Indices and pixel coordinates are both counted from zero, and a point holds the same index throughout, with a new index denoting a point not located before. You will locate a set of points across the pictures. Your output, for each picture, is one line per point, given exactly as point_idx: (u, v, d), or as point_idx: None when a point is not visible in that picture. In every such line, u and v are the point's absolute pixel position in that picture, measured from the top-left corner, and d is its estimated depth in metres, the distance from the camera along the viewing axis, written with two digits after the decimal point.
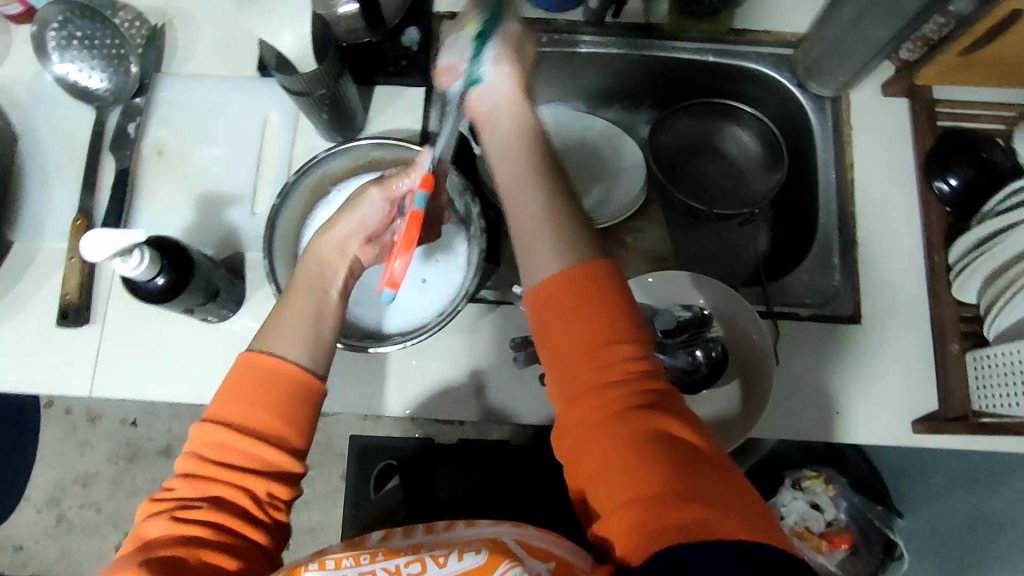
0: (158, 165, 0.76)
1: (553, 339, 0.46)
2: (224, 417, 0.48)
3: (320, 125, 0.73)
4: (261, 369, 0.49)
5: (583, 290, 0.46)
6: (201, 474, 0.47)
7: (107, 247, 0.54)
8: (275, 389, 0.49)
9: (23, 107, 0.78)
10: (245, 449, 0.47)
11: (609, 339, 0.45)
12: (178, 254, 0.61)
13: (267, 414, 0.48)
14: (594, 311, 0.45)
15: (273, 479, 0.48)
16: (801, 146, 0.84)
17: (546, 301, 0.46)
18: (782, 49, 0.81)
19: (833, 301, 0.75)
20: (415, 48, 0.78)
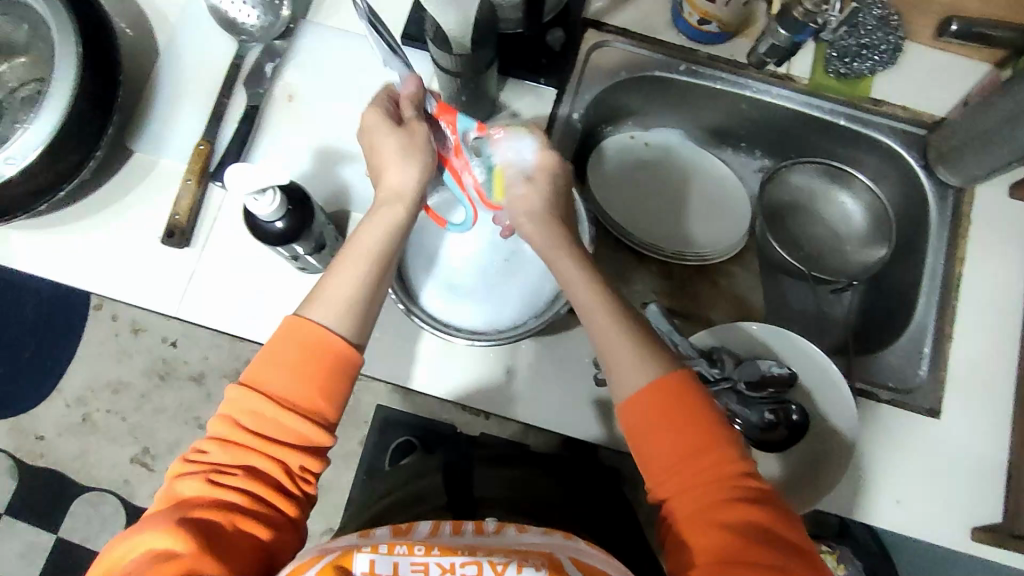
0: (285, 110, 0.78)
1: (657, 431, 0.51)
2: (264, 389, 0.51)
3: (453, 105, 0.74)
4: (299, 338, 0.53)
5: (675, 400, 0.51)
6: (239, 439, 0.51)
7: (250, 182, 0.55)
8: (314, 361, 0.52)
9: (170, 26, 0.80)
10: (284, 422, 0.51)
11: (707, 437, 0.50)
12: (303, 203, 0.62)
13: (302, 390, 0.51)
14: (687, 422, 0.51)
15: (305, 452, 0.52)
16: (913, 230, 0.82)
17: (643, 409, 0.52)
18: (915, 128, 0.80)
19: (917, 391, 0.74)
20: (558, 48, 0.78)
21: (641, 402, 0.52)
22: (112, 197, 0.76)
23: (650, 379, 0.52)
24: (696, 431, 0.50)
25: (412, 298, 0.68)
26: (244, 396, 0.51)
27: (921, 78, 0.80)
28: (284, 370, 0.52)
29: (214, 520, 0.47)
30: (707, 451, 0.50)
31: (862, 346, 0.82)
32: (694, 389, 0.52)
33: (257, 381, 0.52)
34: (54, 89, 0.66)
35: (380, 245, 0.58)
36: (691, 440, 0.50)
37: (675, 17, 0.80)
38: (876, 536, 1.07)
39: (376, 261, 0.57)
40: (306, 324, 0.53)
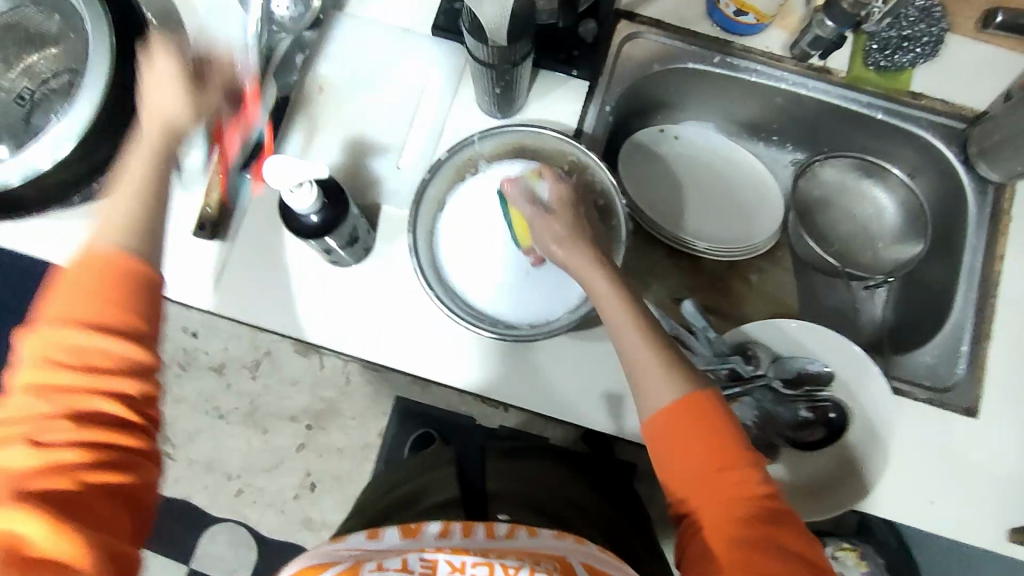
0: (317, 101, 0.78)
1: (683, 450, 0.50)
2: (64, 322, 0.46)
3: (486, 97, 0.73)
4: (82, 274, 0.48)
5: (703, 416, 0.51)
6: (51, 382, 0.45)
7: (286, 176, 0.55)
8: (110, 291, 0.47)
9: (199, 16, 0.80)
10: (98, 353, 0.46)
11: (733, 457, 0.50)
12: (340, 197, 0.62)
13: (105, 311, 0.47)
14: (713, 440, 0.50)
15: (130, 378, 0.47)
16: (949, 225, 0.81)
17: (669, 426, 0.51)
18: (955, 122, 0.78)
19: (953, 389, 0.73)
20: (591, 39, 0.76)
21: (668, 420, 0.51)
22: None
23: (680, 399, 0.51)
24: (723, 450, 0.50)
25: (445, 291, 0.67)
26: (51, 340, 0.46)
27: (962, 70, 0.79)
28: (79, 306, 0.47)
29: (54, 486, 0.43)
30: (731, 469, 0.49)
31: (898, 344, 0.81)
32: (719, 407, 0.51)
33: (62, 322, 0.46)
34: (88, 80, 0.65)
35: (151, 167, 0.56)
36: (716, 458, 0.50)
37: (710, 7, 0.79)
38: (898, 534, 1.06)
39: (148, 190, 0.54)
40: (92, 256, 0.48)
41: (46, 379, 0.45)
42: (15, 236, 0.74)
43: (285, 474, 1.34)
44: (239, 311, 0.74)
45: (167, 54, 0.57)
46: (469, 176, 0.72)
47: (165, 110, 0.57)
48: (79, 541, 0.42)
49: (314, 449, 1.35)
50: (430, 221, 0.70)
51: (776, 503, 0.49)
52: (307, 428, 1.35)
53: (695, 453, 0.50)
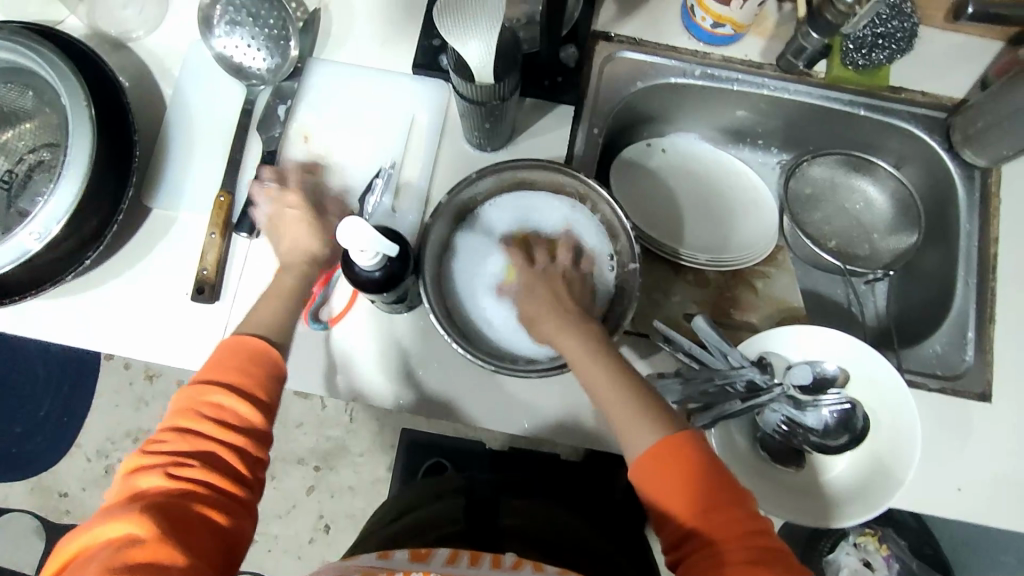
0: (304, 151, 0.76)
1: (667, 497, 0.51)
2: (213, 381, 0.55)
3: (476, 133, 0.72)
4: (228, 357, 0.57)
5: (679, 456, 0.51)
6: (191, 429, 0.53)
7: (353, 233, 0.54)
8: (246, 373, 0.56)
9: (175, 75, 0.78)
10: (231, 416, 0.55)
11: (717, 500, 0.50)
12: (407, 259, 0.62)
13: (245, 379, 0.56)
14: (691, 479, 0.51)
15: (253, 441, 0.55)
16: (942, 214, 0.82)
17: (651, 474, 0.52)
18: (935, 112, 0.80)
19: (963, 375, 0.74)
20: (573, 64, 0.77)
21: (645, 467, 0.52)
22: (135, 256, 0.75)
23: (652, 444, 0.52)
24: (705, 491, 0.50)
25: (460, 334, 0.66)
26: (194, 396, 0.55)
27: (937, 60, 0.80)
28: (221, 380, 0.56)
29: (178, 506, 0.49)
30: (714, 506, 0.50)
31: (903, 333, 0.81)
32: (697, 446, 0.52)
33: (207, 383, 0.55)
34: (73, 155, 0.64)
35: (291, 281, 0.66)
36: (696, 498, 0.50)
37: (686, 21, 0.80)
38: (913, 515, 1.08)
39: (293, 298, 0.65)
40: (244, 337, 0.58)
41: (183, 427, 0.53)
42: (10, 318, 0.73)
43: (299, 519, 1.33)
44: None
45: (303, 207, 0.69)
46: (470, 215, 0.71)
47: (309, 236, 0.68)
48: (175, 560, 0.46)
49: (325, 490, 1.35)
50: (436, 264, 0.69)
51: (770, 542, 0.49)
52: (316, 469, 1.35)
53: (680, 496, 0.50)
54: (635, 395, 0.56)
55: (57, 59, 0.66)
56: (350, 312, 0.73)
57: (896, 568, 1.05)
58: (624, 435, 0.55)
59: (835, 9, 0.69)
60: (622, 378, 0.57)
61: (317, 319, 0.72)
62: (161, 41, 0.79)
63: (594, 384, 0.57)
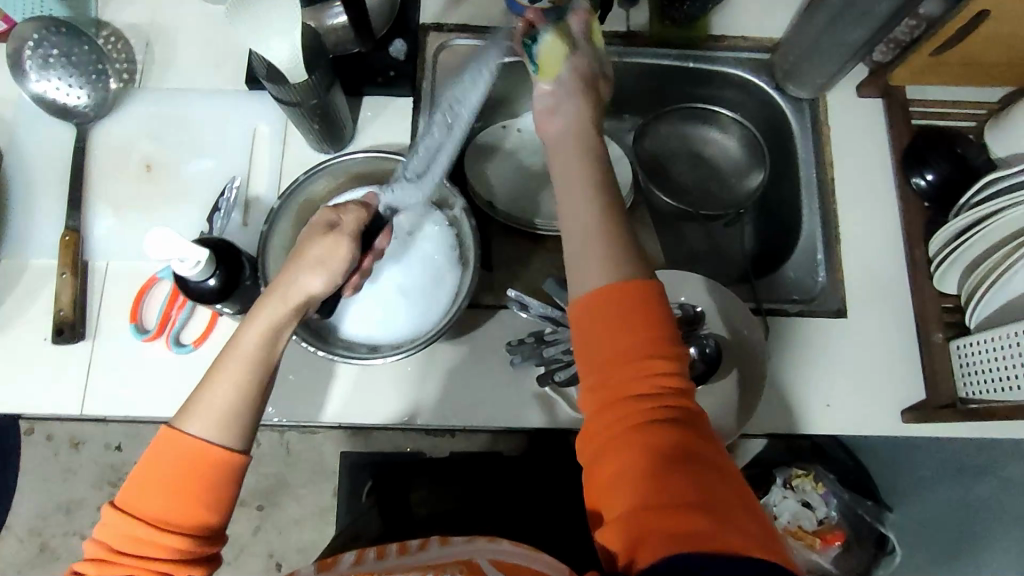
0: (148, 180, 0.76)
1: (593, 347, 0.47)
2: (136, 510, 0.45)
3: (310, 134, 0.73)
4: (174, 458, 0.45)
5: (626, 310, 0.47)
6: (116, 559, 0.45)
7: (171, 248, 0.55)
8: (189, 481, 0.45)
9: (8, 126, 0.77)
10: (160, 542, 0.45)
11: (644, 354, 0.46)
12: (235, 262, 0.62)
13: (178, 506, 0.45)
14: (621, 328, 0.46)
15: (190, 563, 0.46)
16: (783, 148, 0.85)
17: (588, 317, 0.48)
18: (759, 54, 0.83)
19: (820, 296, 0.76)
20: (402, 58, 0.78)
21: (585, 308, 0.48)
22: None
23: (603, 282, 0.48)
24: (629, 345, 0.46)
25: (317, 331, 0.67)
26: (119, 523, 0.45)
27: (750, 6, 0.84)
28: (162, 487, 0.45)
29: None
30: (637, 361, 0.46)
31: (764, 266, 0.84)
32: (651, 305, 0.47)
33: (157, 511, 0.45)
34: None
35: (265, 351, 0.49)
36: (624, 344, 0.46)
37: (509, 2, 0.82)
38: (847, 448, 0.98)
39: (259, 359, 0.49)
40: (182, 438, 0.46)
41: (113, 533, 0.45)
42: None
43: (249, 562, 1.32)
44: (112, 410, 0.71)
45: (333, 240, 0.52)
46: None
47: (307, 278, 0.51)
48: None
49: (272, 527, 1.33)
50: None
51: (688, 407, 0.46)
52: (260, 509, 1.33)
53: (604, 345, 0.47)
54: (608, 232, 0.50)
55: None
56: (213, 333, 0.72)
57: (832, 503, 0.96)
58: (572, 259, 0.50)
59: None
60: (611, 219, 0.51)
61: (179, 342, 0.72)
62: None
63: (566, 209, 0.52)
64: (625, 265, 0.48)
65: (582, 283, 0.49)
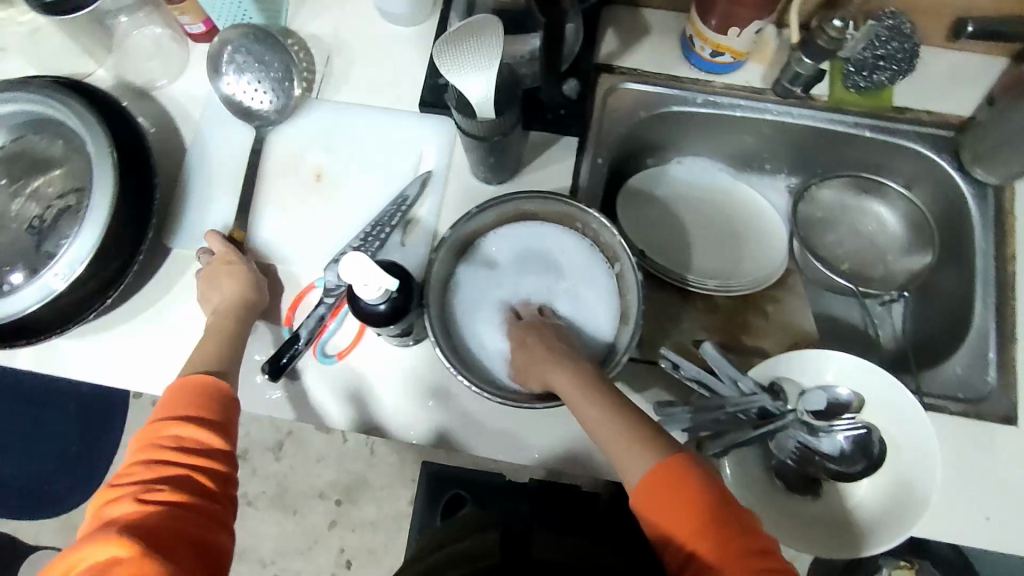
0: (316, 189, 0.79)
1: (662, 528, 0.52)
2: (174, 418, 0.60)
3: (480, 165, 0.74)
4: (183, 391, 0.62)
5: (672, 487, 0.52)
6: (155, 458, 0.58)
7: (358, 268, 0.57)
8: (203, 397, 0.62)
9: (195, 122, 0.82)
10: (192, 441, 0.59)
11: (712, 522, 0.51)
12: (412, 289, 0.63)
13: (204, 411, 0.61)
14: (683, 502, 0.51)
15: (211, 461, 0.60)
16: (955, 232, 0.81)
17: (650, 494, 0.53)
18: (942, 130, 0.79)
19: (986, 398, 0.71)
20: (575, 97, 0.78)
21: (640, 494, 0.53)
22: (154, 293, 0.77)
23: (648, 467, 0.54)
24: (699, 514, 0.51)
25: (466, 364, 0.67)
26: (152, 435, 0.59)
27: (943, 80, 0.80)
28: (186, 409, 0.61)
29: (153, 515, 0.54)
30: (708, 531, 0.50)
31: (921, 354, 0.80)
32: (689, 469, 0.53)
33: (167, 419, 0.60)
34: (95, 201, 0.68)
35: (229, 325, 0.69)
36: (695, 518, 0.51)
37: (686, 51, 0.81)
38: None
39: (229, 336, 0.69)
40: (184, 377, 0.64)
41: (152, 447, 0.58)
42: (33, 357, 0.75)
43: (321, 554, 1.33)
44: (258, 406, 0.73)
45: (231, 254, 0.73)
46: (476, 249, 0.73)
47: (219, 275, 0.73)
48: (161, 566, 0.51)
49: (347, 525, 1.33)
50: (445, 296, 0.71)
51: (771, 558, 0.50)
52: (337, 504, 1.34)
53: (673, 527, 0.51)
54: (628, 430, 0.56)
55: (79, 110, 0.70)
56: (358, 346, 0.74)
57: None
58: (615, 457, 0.57)
59: (826, 34, 0.70)
60: (614, 411, 0.58)
61: (325, 352, 0.74)
62: (182, 90, 0.83)
63: (585, 414, 0.58)
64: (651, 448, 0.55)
65: (630, 477, 0.55)
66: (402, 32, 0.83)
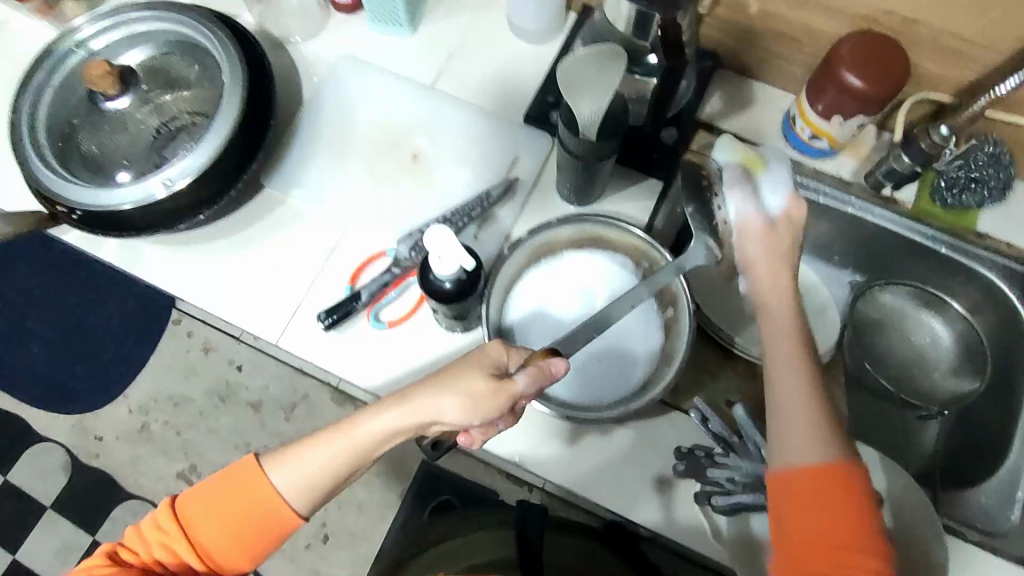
0: (410, 167, 0.84)
1: (795, 523, 0.51)
2: (249, 501, 0.56)
3: (566, 184, 0.78)
4: (257, 500, 0.56)
5: (822, 486, 0.50)
6: (240, 492, 0.56)
7: (443, 243, 0.60)
8: (250, 530, 0.56)
9: (317, 81, 0.88)
10: (240, 539, 0.57)
11: (858, 550, 0.49)
12: (477, 276, 0.66)
13: (231, 545, 0.56)
14: (837, 513, 0.50)
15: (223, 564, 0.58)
16: (1010, 367, 0.80)
17: (807, 488, 0.51)
18: (1019, 266, 0.78)
19: (1008, 536, 0.70)
20: (671, 143, 0.81)
21: (796, 478, 0.51)
22: (237, 224, 0.82)
23: (819, 456, 0.51)
24: (848, 533, 0.49)
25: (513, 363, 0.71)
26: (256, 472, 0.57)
27: None
28: (239, 509, 0.56)
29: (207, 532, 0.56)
30: (850, 550, 0.49)
31: (951, 477, 0.79)
32: (857, 486, 0.51)
33: (236, 511, 0.56)
34: (215, 127, 0.74)
35: (383, 439, 0.57)
36: (855, 534, 0.49)
37: (785, 129, 0.83)
38: None
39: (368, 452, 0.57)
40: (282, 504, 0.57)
41: (253, 482, 0.56)
42: (118, 252, 0.81)
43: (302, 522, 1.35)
44: (304, 352, 0.77)
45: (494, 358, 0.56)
46: (542, 260, 0.75)
47: (447, 404, 0.55)
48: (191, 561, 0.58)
49: (335, 501, 1.35)
50: (503, 296, 0.73)
51: None
52: None
53: (811, 529, 0.50)
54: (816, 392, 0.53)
55: (222, 45, 0.77)
56: (410, 320, 0.77)
57: None
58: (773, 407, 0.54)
59: (929, 139, 0.73)
60: (813, 391, 0.53)
61: (377, 317, 0.77)
62: (312, 50, 0.89)
63: (774, 365, 0.54)
64: (827, 442, 0.51)
65: (795, 450, 0.52)
66: (523, 45, 0.88)
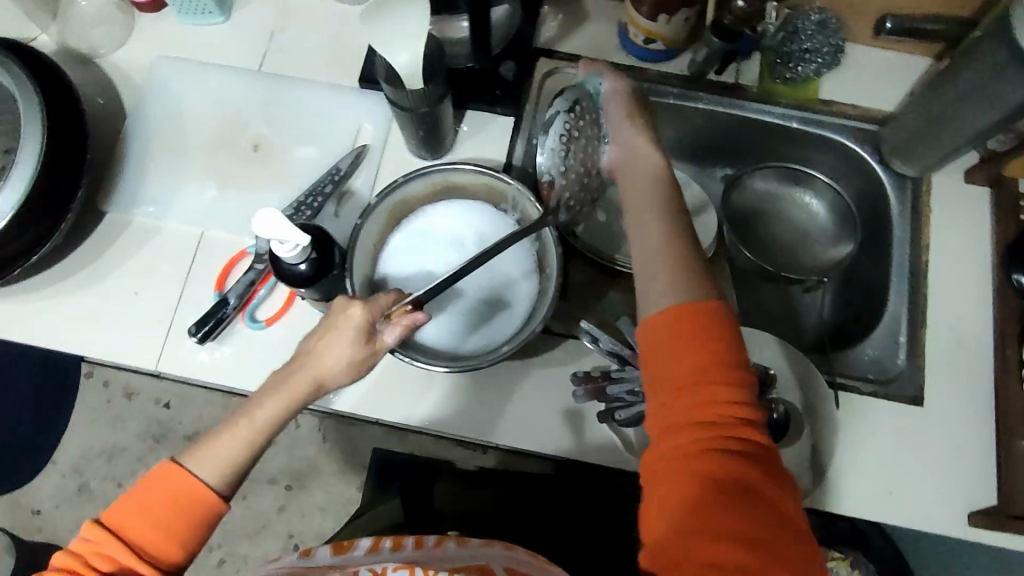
0: (256, 159, 0.81)
1: (653, 371, 0.48)
2: (180, 486, 0.49)
3: (412, 140, 0.76)
4: (173, 489, 0.49)
5: (680, 332, 0.47)
6: (161, 483, 0.49)
7: (276, 226, 0.57)
8: (178, 518, 0.49)
9: (137, 90, 0.82)
10: (175, 532, 0.48)
11: (713, 378, 0.46)
12: (329, 250, 0.64)
13: (162, 539, 0.48)
14: (689, 347, 0.47)
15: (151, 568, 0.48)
16: (876, 218, 0.84)
17: (663, 337, 0.48)
18: (867, 125, 0.81)
19: (894, 380, 0.73)
20: (512, 78, 0.80)
21: (656, 326, 0.48)
22: (87, 257, 0.77)
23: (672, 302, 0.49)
24: (703, 366, 0.46)
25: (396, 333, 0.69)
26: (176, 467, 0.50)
27: (867, 73, 0.82)
28: (163, 503, 0.48)
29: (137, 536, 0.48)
30: (707, 383, 0.46)
31: (841, 340, 0.82)
32: (712, 319, 0.48)
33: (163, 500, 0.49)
34: (22, 156, 0.68)
35: (276, 421, 0.53)
36: (711, 366, 0.46)
37: (622, 38, 0.83)
38: (889, 538, 0.92)
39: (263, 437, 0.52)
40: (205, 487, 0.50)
41: (168, 476, 0.49)
42: None
43: None
44: (186, 370, 0.73)
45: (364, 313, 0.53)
46: (404, 222, 0.73)
47: (331, 367, 0.53)
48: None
49: None
50: (369, 266, 0.71)
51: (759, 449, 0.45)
52: (286, 488, 1.23)
53: (664, 372, 0.48)
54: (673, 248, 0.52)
55: (11, 69, 0.71)
56: (286, 313, 0.75)
57: None
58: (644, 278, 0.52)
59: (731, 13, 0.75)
60: (669, 236, 0.53)
61: (253, 317, 0.74)
62: (124, 58, 0.83)
63: (634, 231, 0.54)
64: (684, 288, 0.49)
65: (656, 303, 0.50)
66: (346, 9, 0.85)
